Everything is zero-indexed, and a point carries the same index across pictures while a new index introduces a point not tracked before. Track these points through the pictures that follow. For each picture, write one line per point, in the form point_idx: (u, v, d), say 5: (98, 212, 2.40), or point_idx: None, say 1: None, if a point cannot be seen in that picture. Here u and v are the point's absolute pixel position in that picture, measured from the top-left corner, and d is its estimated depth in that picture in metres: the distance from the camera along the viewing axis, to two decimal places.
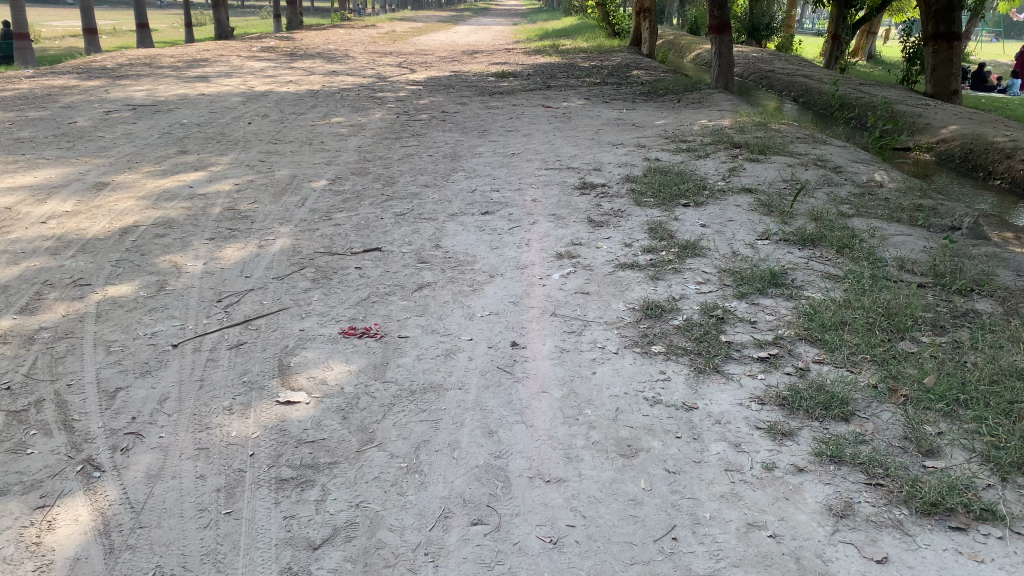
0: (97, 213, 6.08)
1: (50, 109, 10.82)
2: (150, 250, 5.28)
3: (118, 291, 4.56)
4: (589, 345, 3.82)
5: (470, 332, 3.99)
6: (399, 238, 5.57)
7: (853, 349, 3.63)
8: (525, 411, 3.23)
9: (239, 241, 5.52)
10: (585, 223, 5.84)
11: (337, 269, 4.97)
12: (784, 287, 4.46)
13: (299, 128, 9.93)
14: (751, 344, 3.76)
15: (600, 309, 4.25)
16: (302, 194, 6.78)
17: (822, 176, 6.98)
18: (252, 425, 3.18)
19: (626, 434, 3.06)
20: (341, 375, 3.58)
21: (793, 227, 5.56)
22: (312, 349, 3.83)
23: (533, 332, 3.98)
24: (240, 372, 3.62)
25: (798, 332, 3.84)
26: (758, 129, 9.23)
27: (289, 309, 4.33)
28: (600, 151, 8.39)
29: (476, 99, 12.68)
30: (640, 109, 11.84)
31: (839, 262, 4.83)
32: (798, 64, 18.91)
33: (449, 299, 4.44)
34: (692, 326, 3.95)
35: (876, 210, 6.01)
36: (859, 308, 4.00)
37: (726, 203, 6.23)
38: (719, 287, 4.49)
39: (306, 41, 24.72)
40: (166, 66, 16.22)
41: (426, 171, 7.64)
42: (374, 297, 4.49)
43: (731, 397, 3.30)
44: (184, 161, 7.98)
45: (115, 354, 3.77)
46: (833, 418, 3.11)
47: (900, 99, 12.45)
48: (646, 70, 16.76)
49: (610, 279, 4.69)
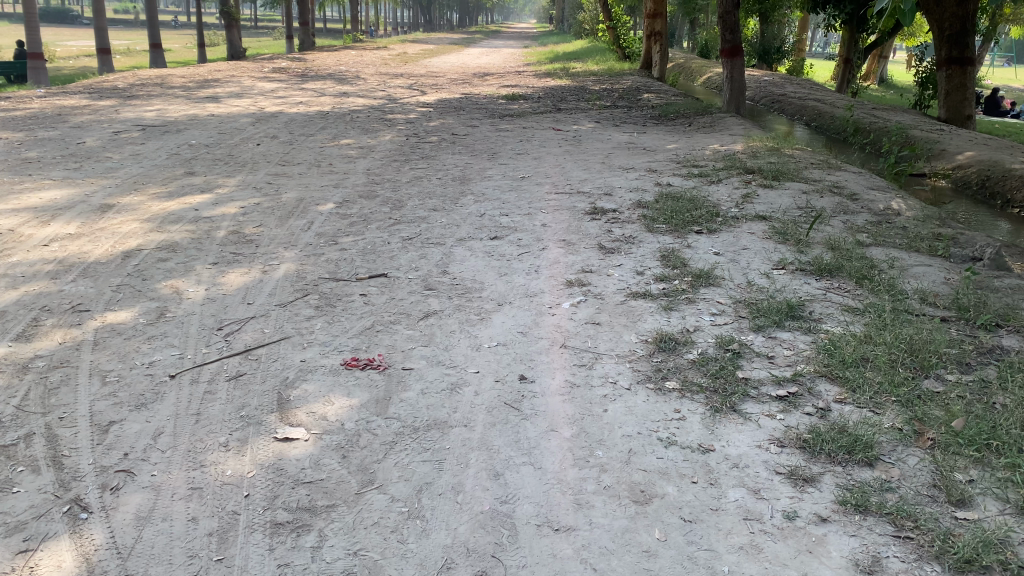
0: (100, 236, 6.00)
1: (60, 128, 10.81)
2: (153, 275, 5.18)
3: (117, 318, 4.45)
4: (600, 380, 3.68)
5: (477, 364, 3.86)
6: (407, 263, 5.46)
7: (876, 386, 3.48)
8: (533, 451, 3.09)
9: (242, 266, 5.41)
10: (595, 250, 5.72)
11: (342, 296, 4.86)
12: (801, 319, 4.33)
13: (307, 150, 9.86)
14: (769, 381, 3.61)
15: (611, 341, 4.12)
16: (308, 217, 6.68)
17: (838, 203, 6.85)
18: (248, 463, 3.05)
19: (639, 478, 2.91)
20: (341, 410, 3.45)
21: (810, 256, 5.42)
22: (313, 381, 3.70)
23: (542, 365, 3.85)
24: (238, 406, 3.49)
25: (818, 369, 3.69)
26: (771, 154, 9.12)
27: (291, 338, 4.21)
28: (611, 175, 8.28)
29: (486, 121, 12.62)
30: (651, 132, 11.75)
31: (858, 294, 4.69)
32: (810, 88, 18.83)
33: (456, 329, 4.32)
34: (707, 361, 3.81)
35: (894, 240, 5.87)
36: (881, 344, 3.85)
37: (740, 230, 6.11)
38: (735, 319, 4.35)
39: (318, 62, 24.84)
40: (176, 86, 16.24)
41: (435, 194, 7.54)
42: (378, 326, 4.37)
43: (749, 438, 3.15)
44: (190, 183, 7.91)
45: (110, 385, 3.65)
46: (856, 463, 2.96)
47: (915, 124, 12.32)
48: (656, 94, 16.70)
49: (622, 309, 4.56)
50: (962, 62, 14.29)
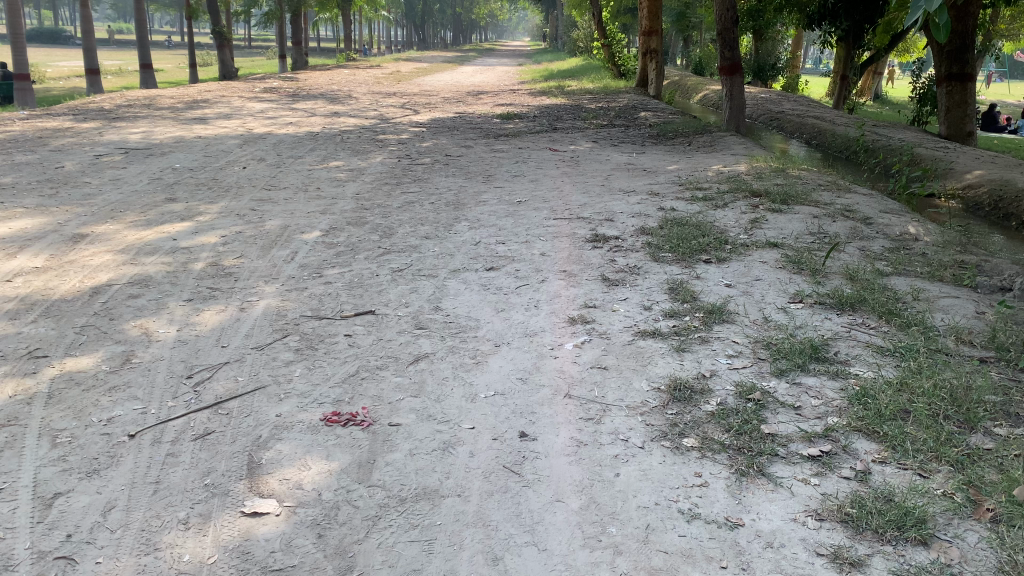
0: (69, 269, 5.60)
1: (39, 152, 10.43)
2: (121, 313, 4.79)
3: (77, 364, 4.07)
4: (610, 437, 3.29)
5: (473, 419, 3.47)
6: (395, 298, 5.08)
7: (919, 443, 3.11)
8: (537, 529, 2.71)
9: (218, 303, 5.02)
10: (598, 281, 5.34)
11: (324, 336, 4.48)
12: (826, 361, 3.96)
13: (295, 173, 9.48)
14: (799, 437, 3.24)
15: (620, 389, 3.73)
16: (292, 247, 6.31)
17: (851, 228, 6.50)
18: (208, 545, 2.67)
19: (659, 563, 2.53)
20: (319, 476, 3.07)
21: (828, 288, 5.06)
22: (288, 441, 3.31)
23: (544, 419, 3.46)
24: (203, 471, 3.10)
25: (851, 423, 3.31)
26: (777, 175, 8.77)
27: (266, 389, 3.81)
28: (611, 199, 7.91)
29: (480, 142, 12.28)
30: (649, 152, 11.41)
31: (885, 331, 4.32)
32: (808, 105, 18.54)
33: (449, 375, 3.93)
34: (728, 413, 3.43)
35: (915, 268, 5.51)
36: (920, 393, 3.47)
37: (751, 258, 5.74)
38: (755, 361, 3.98)
39: (311, 82, 24.53)
40: (164, 107, 15.88)
41: (427, 220, 7.18)
42: (363, 373, 3.99)
43: (783, 509, 2.78)
44: (171, 210, 7.52)
45: (60, 448, 3.25)
46: (908, 541, 2.58)
47: (920, 142, 11.99)
48: (653, 113, 16.36)
49: (630, 350, 4.18)
50: (963, 78, 14.02)
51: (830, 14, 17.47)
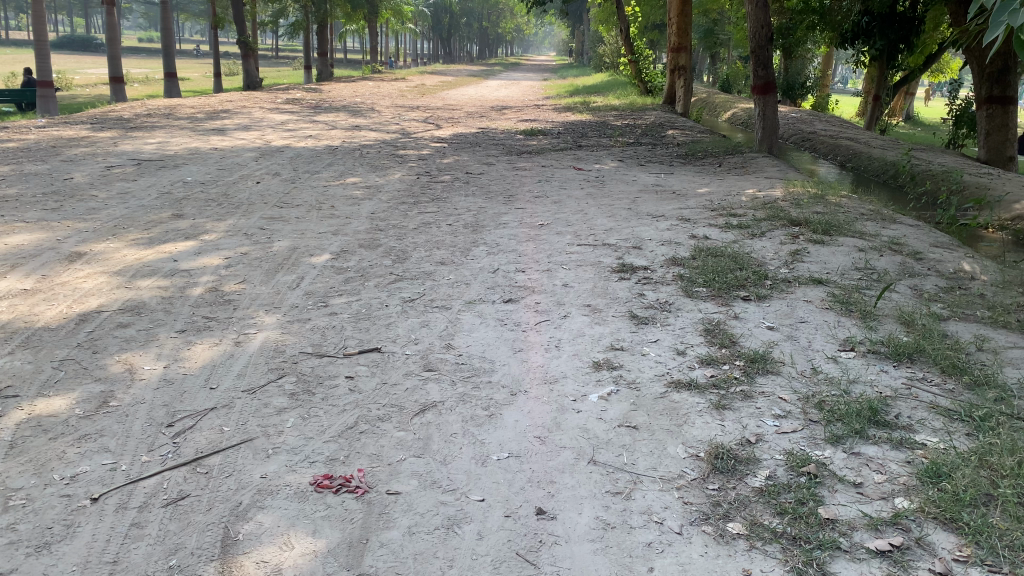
0: (58, 292, 5.24)
1: (51, 162, 10.12)
2: (106, 345, 4.40)
3: (48, 407, 3.66)
4: (642, 519, 2.84)
5: (483, 489, 3.03)
6: (404, 334, 4.66)
7: (1008, 536, 2.64)
8: None
9: (213, 335, 4.61)
10: (627, 319, 4.89)
11: (324, 378, 4.05)
12: (887, 426, 3.48)
13: (310, 189, 9.13)
14: (864, 523, 2.78)
15: (652, 456, 3.27)
16: (298, 272, 5.91)
17: (901, 264, 6.00)
18: None
19: None
20: (302, 559, 2.64)
21: (882, 335, 4.58)
22: (271, 512, 2.88)
23: (565, 492, 3.01)
24: (172, 549, 2.68)
25: (924, 508, 2.84)
26: (816, 202, 8.27)
27: (254, 442, 3.39)
28: (639, 224, 7.46)
29: (503, 159, 11.87)
30: (679, 173, 10.96)
31: (952, 390, 3.84)
32: (841, 125, 18.00)
33: (459, 431, 3.49)
34: (779, 490, 2.98)
35: (976, 311, 5.02)
36: (1004, 470, 2.98)
37: (794, 296, 5.27)
38: (806, 424, 3.51)
39: (335, 93, 24.29)
40: (183, 117, 15.61)
41: (443, 244, 6.78)
42: (362, 425, 3.54)
43: None
44: (176, 227, 7.16)
45: (11, 514, 2.85)
46: None
47: (964, 167, 11.42)
48: (682, 131, 15.88)
49: (662, 406, 3.71)
50: (1003, 101, 13.46)
51: (863, 33, 16.48)
